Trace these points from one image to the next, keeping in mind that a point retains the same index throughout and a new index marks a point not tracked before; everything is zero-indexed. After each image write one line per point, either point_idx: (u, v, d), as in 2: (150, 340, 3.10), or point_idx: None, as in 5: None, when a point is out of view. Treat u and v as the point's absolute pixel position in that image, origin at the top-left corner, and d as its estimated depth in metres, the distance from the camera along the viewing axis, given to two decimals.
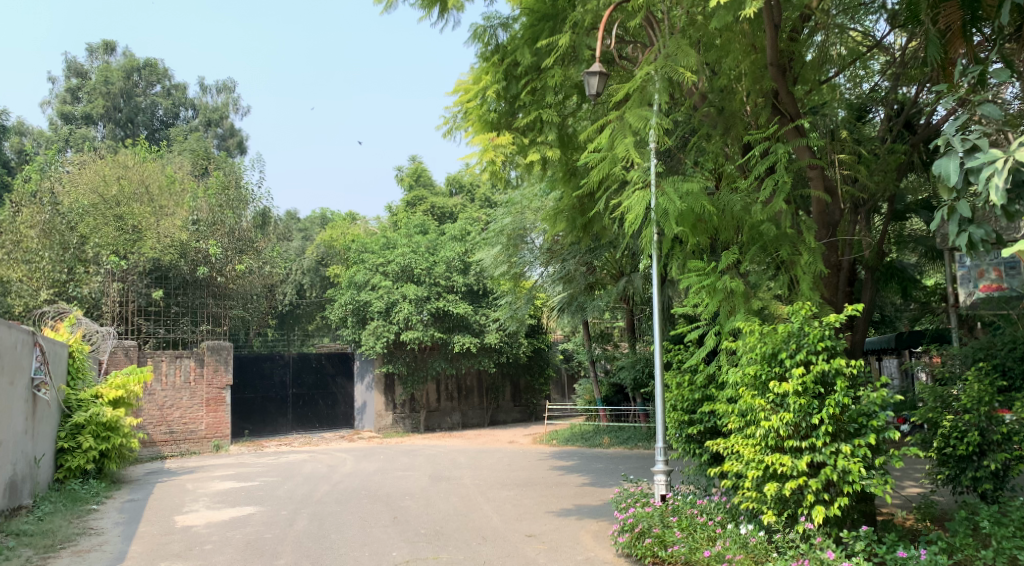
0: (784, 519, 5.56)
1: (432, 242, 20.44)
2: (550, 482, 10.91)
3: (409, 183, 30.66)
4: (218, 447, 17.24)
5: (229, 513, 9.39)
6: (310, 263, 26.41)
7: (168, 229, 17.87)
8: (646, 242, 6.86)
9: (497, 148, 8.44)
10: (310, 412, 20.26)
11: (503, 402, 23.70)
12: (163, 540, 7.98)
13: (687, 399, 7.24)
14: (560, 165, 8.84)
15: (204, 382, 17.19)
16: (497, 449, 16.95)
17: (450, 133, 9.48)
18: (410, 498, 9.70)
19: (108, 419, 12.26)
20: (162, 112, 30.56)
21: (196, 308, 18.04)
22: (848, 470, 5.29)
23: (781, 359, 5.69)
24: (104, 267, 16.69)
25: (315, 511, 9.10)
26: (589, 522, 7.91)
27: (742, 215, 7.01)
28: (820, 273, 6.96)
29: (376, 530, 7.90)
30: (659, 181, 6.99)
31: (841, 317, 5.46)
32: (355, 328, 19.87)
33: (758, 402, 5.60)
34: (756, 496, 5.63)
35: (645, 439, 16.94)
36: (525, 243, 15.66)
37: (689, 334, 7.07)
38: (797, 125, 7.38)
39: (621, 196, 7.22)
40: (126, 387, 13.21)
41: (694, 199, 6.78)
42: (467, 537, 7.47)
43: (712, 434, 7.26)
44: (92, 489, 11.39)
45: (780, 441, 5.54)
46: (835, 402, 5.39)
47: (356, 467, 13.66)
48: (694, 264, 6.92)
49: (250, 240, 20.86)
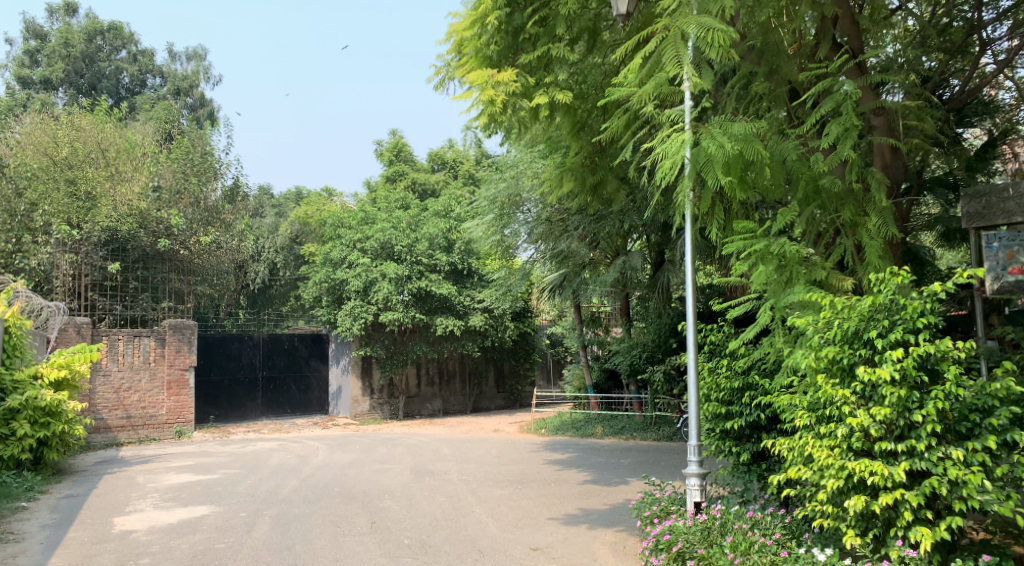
0: (870, 541, 4.40)
1: (414, 217, 18.87)
2: (548, 479, 9.70)
3: (389, 157, 29.08)
4: (179, 433, 15.87)
5: (179, 514, 8.05)
6: (284, 240, 25.11)
7: (126, 197, 16.44)
8: (682, 196, 5.69)
9: (497, 86, 7.10)
10: (282, 396, 18.91)
11: (486, 387, 22.45)
12: (92, 551, 6.61)
13: (724, 388, 6.16)
14: (568, 118, 7.66)
15: (164, 363, 15.76)
16: (483, 438, 15.76)
17: (441, 84, 8.08)
18: (390, 497, 8.48)
19: (48, 404, 10.83)
20: (128, 79, 28.76)
21: (157, 283, 16.52)
22: (959, 482, 4.11)
23: (870, 339, 4.46)
24: (55, 237, 15.16)
25: (279, 513, 7.82)
26: (603, 532, 6.76)
27: (799, 166, 5.83)
28: (891, 239, 5.85)
29: (350, 540, 6.64)
30: (701, 124, 5.85)
31: (952, 285, 4.23)
32: (330, 308, 18.55)
33: (840, 394, 4.42)
34: (833, 513, 4.48)
35: (641, 429, 15.82)
36: (519, 214, 14.22)
37: (732, 312, 5.89)
38: (860, 61, 6.31)
39: (654, 141, 6.05)
40: (70, 367, 11.86)
41: (747, 142, 5.58)
42: (460, 550, 6.25)
43: (753, 430, 6.18)
44: (25, 482, 9.95)
45: (866, 442, 4.39)
46: (944, 394, 4.18)
47: (330, 458, 12.36)
48: (742, 226, 5.75)
49: (214, 211, 19.36)
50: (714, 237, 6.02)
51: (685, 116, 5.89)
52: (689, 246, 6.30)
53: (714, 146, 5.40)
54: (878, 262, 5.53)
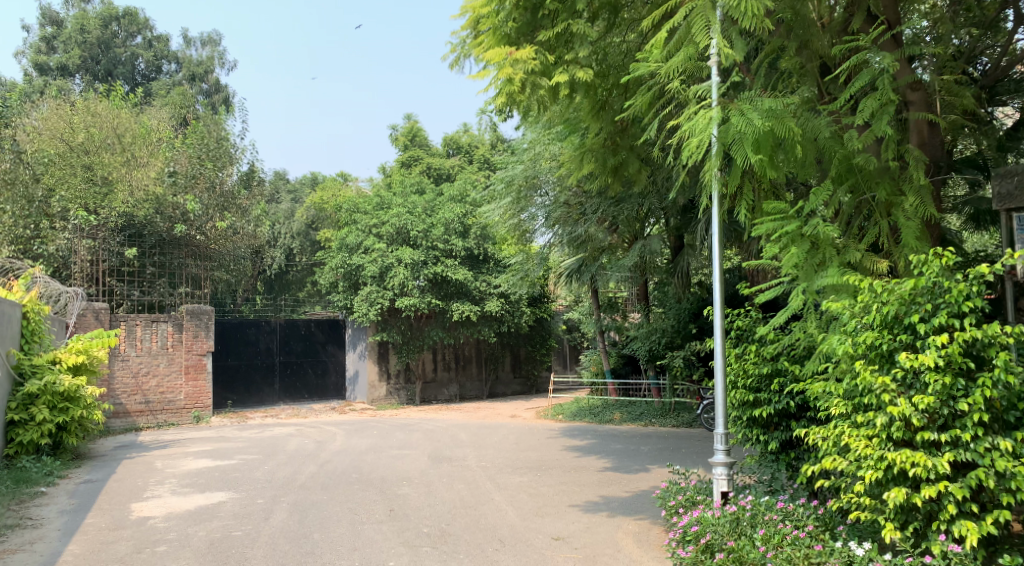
0: (910, 535, 4.21)
1: (429, 202, 18.73)
2: (568, 466, 9.55)
3: (404, 142, 28.92)
4: (198, 418, 15.88)
5: (196, 501, 7.98)
6: (300, 226, 25.09)
7: (141, 182, 16.74)
8: (710, 177, 5.48)
9: (515, 64, 6.86)
10: (298, 381, 18.88)
11: (503, 373, 22.33)
12: (109, 538, 6.54)
13: (752, 374, 5.99)
14: (588, 98, 7.43)
15: (182, 348, 15.75)
16: (500, 424, 15.65)
17: (456, 62, 7.87)
18: (408, 484, 8.37)
19: (66, 389, 10.79)
20: (143, 65, 28.74)
21: (173, 268, 16.29)
22: (1007, 474, 3.91)
23: (912, 323, 4.24)
24: (72, 223, 15.14)
25: (296, 500, 7.73)
26: (625, 521, 6.60)
27: (832, 144, 5.60)
28: (929, 219, 5.62)
29: (368, 528, 6.53)
30: (731, 100, 5.63)
31: (1001, 267, 4.00)
32: (346, 294, 18.47)
33: (880, 381, 4.21)
34: (871, 505, 4.30)
35: (660, 415, 15.64)
36: (536, 197, 13.96)
37: (761, 296, 5.69)
38: (896, 33, 6.05)
39: (681, 118, 5.83)
40: (88, 351, 11.86)
41: (778, 119, 5.36)
42: (481, 539, 6.12)
43: (782, 418, 5.98)
44: (44, 468, 9.93)
45: (907, 432, 4.19)
46: (991, 381, 3.97)
47: (347, 444, 12.30)
48: (772, 206, 5.53)
49: (230, 196, 19.28)
50: (743, 219, 5.81)
51: (713, 92, 5.69)
52: (716, 229, 6.10)
53: (744, 122, 5.19)
54: (915, 243, 5.30)
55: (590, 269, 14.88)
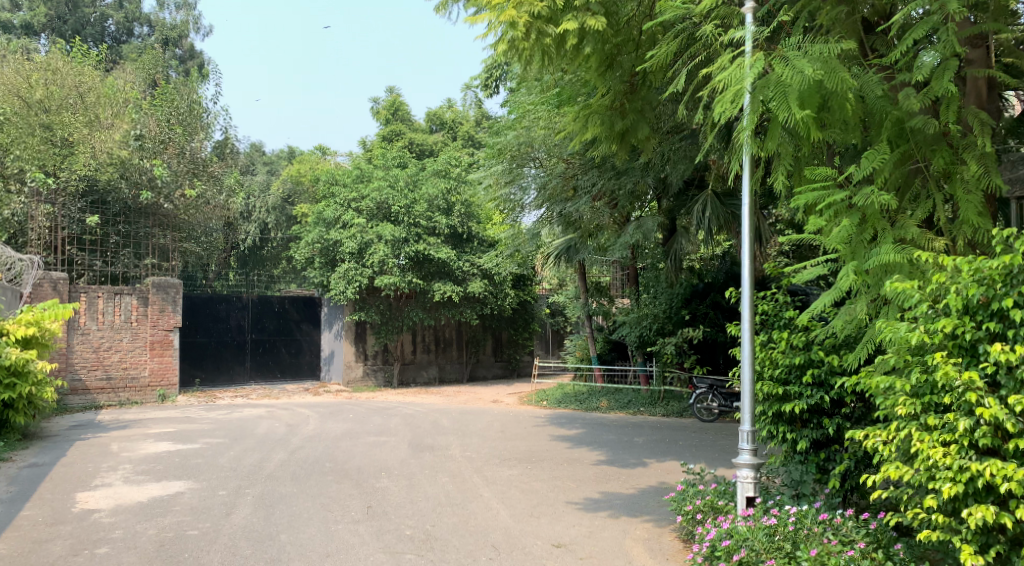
0: (991, 562, 3.55)
1: (412, 176, 17.82)
2: (561, 459, 8.82)
3: (386, 117, 27.94)
4: (163, 397, 14.99)
5: (150, 491, 7.17)
6: (276, 200, 24.08)
7: (105, 144, 15.24)
8: (745, 135, 4.74)
9: (520, 6, 5.98)
10: (271, 361, 18.02)
11: (484, 356, 21.60)
12: (44, 536, 5.70)
13: (782, 365, 5.34)
14: (597, 55, 6.59)
15: (147, 322, 14.82)
16: (482, 410, 14.92)
17: (444, 5, 7.04)
18: (387, 476, 7.63)
19: (13, 363, 9.87)
20: (114, 27, 27.51)
21: (140, 239, 15.42)
22: None
23: (1006, 311, 3.56)
24: (29, 186, 13.99)
25: (263, 493, 6.96)
26: (632, 523, 5.90)
27: (884, 104, 4.88)
28: (992, 190, 4.90)
29: (343, 529, 5.77)
30: (772, 50, 4.91)
31: None
32: (323, 271, 17.58)
33: (965, 376, 3.53)
34: (944, 523, 3.63)
35: (649, 404, 15.00)
36: (526, 171, 13.12)
37: (799, 276, 5.01)
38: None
39: (713, 72, 5.08)
40: (39, 324, 10.89)
41: (828, 70, 4.60)
42: (471, 545, 5.39)
43: (813, 414, 5.35)
44: None
45: (995, 437, 3.52)
46: None
47: (321, 429, 11.50)
48: (816, 173, 4.82)
49: (201, 163, 17.51)
50: (778, 187, 5.11)
51: (747, 39, 4.96)
52: (746, 198, 5.41)
53: (791, 71, 4.45)
54: (978, 220, 4.63)
55: (583, 250, 14.13)
